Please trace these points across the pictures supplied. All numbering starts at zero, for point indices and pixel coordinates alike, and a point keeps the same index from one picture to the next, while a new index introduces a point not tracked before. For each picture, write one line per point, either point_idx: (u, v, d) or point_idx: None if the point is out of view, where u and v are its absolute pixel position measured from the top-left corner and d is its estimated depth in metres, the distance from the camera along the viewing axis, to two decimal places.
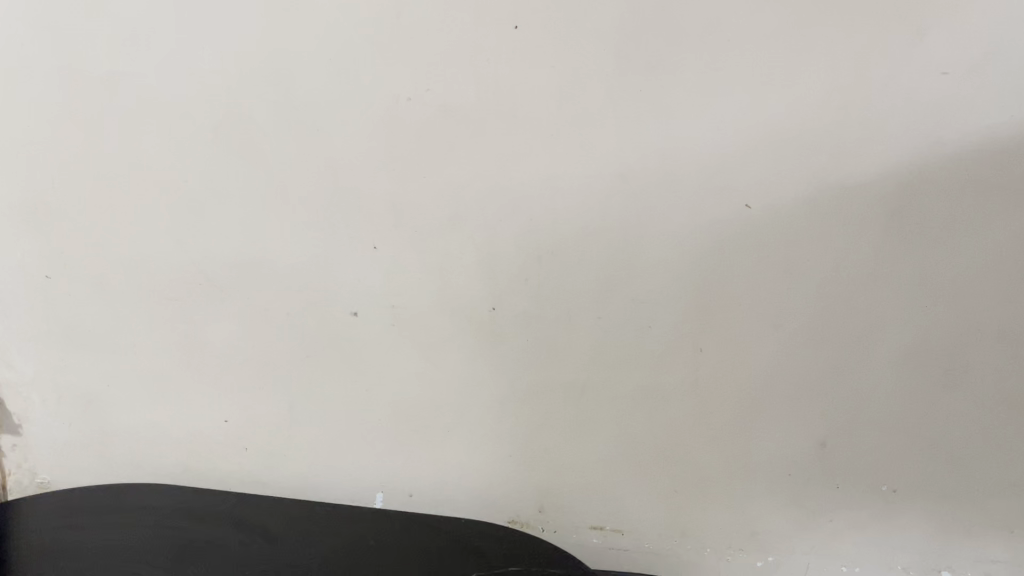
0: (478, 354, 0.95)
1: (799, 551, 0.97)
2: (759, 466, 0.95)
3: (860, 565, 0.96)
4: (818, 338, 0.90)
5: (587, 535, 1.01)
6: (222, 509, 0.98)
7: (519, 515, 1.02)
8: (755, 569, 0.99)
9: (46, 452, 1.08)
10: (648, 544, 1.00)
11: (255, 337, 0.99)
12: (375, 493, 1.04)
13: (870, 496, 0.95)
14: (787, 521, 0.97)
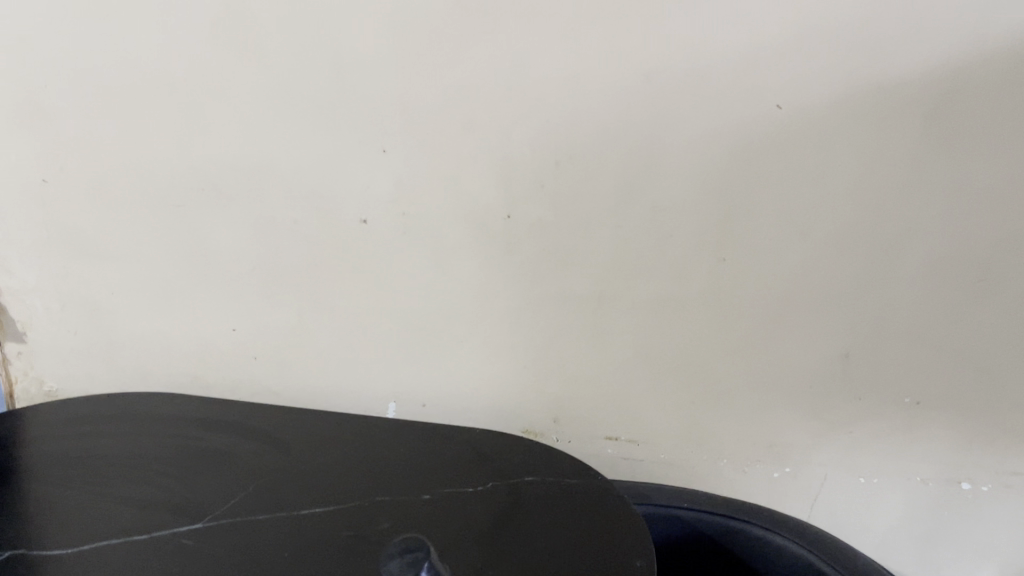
0: (492, 265, 0.91)
1: (816, 463, 0.94)
2: (780, 378, 0.91)
3: (878, 476, 0.93)
4: (847, 248, 0.84)
5: (601, 445, 1.00)
6: (231, 417, 0.96)
7: (534, 426, 1.01)
8: (772, 480, 0.97)
9: (53, 359, 1.07)
10: (664, 454, 0.99)
11: (258, 246, 0.95)
12: (387, 403, 1.03)
13: (892, 408, 0.90)
14: (806, 432, 0.93)
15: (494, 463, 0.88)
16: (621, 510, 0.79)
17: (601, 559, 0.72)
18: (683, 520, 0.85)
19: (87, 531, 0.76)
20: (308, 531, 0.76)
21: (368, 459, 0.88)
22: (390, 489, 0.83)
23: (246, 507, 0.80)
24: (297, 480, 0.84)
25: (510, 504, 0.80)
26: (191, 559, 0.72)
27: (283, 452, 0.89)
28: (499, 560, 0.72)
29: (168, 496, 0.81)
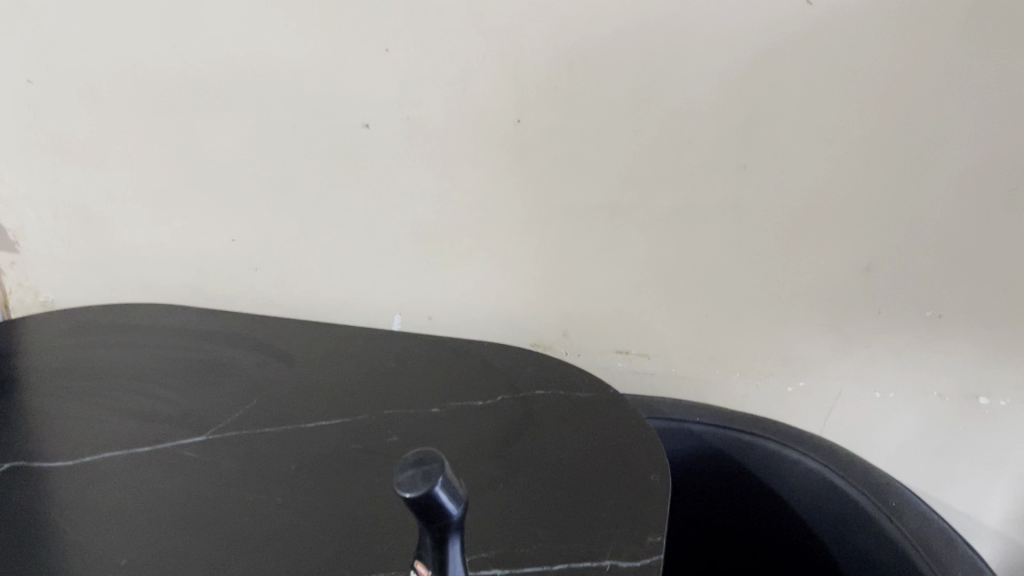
0: (501, 172, 0.87)
1: (832, 377, 0.93)
2: (798, 291, 0.89)
3: (894, 390, 0.92)
4: (875, 154, 0.80)
5: (611, 359, 0.99)
6: (233, 330, 0.94)
7: (543, 340, 0.99)
8: (785, 394, 0.95)
9: (47, 270, 1.04)
10: (676, 368, 0.97)
11: (257, 152, 0.91)
12: (392, 316, 1.01)
13: (913, 321, 0.88)
14: (823, 345, 0.91)
15: (503, 376, 0.86)
16: (634, 423, 0.78)
17: (613, 471, 0.71)
18: (696, 434, 0.83)
19: (90, 443, 0.74)
20: (315, 444, 0.75)
21: (375, 373, 0.86)
22: (399, 403, 0.81)
23: (251, 419, 0.78)
24: (304, 394, 0.82)
25: (520, 418, 0.79)
26: (197, 473, 0.70)
27: (288, 364, 0.87)
28: (511, 475, 0.71)
29: (171, 409, 0.79)
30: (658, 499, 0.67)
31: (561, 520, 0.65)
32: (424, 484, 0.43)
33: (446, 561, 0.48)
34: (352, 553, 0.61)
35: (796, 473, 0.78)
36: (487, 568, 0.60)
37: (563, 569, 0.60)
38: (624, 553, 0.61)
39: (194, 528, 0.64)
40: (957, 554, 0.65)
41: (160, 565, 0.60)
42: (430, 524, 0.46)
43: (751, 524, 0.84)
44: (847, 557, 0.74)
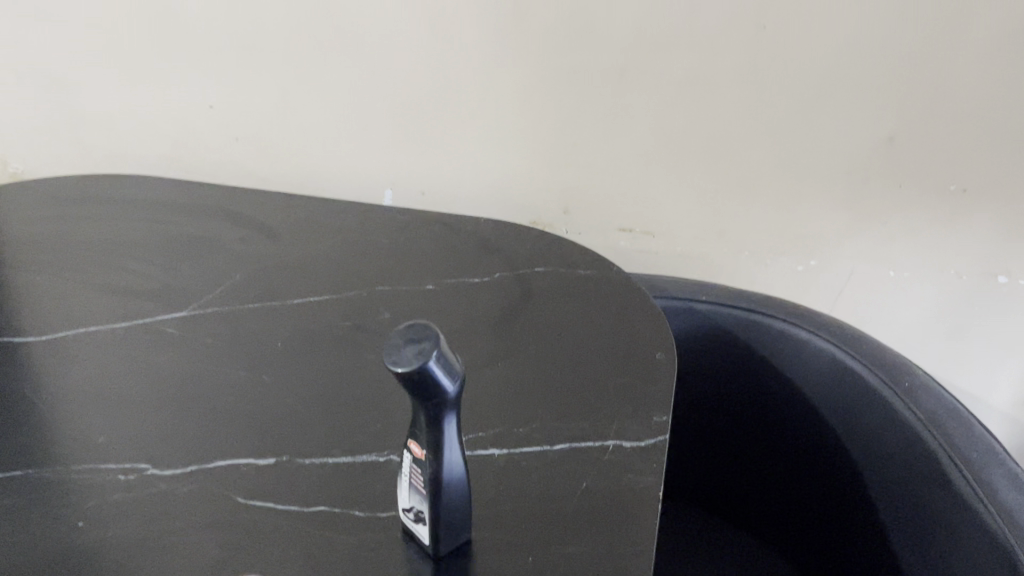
0: (498, 32, 0.80)
1: (845, 255, 0.89)
2: (815, 164, 0.83)
3: (909, 270, 0.88)
4: (910, 11, 0.72)
5: (614, 237, 0.94)
6: (215, 203, 0.88)
7: (543, 217, 0.94)
8: (794, 274, 0.91)
9: (14, 140, 0.98)
10: (681, 246, 0.93)
11: (232, 8, 0.83)
12: (383, 191, 0.96)
13: (934, 196, 0.83)
14: (837, 223, 0.87)
15: (500, 253, 0.82)
16: (638, 301, 0.74)
17: (617, 351, 0.67)
18: (701, 313, 0.80)
19: (63, 317, 0.71)
20: (303, 321, 0.71)
21: (365, 249, 0.82)
22: (391, 280, 0.77)
23: (234, 296, 0.74)
24: (290, 270, 0.78)
25: (519, 296, 0.75)
26: (179, 350, 0.67)
27: (272, 240, 0.83)
28: (508, 355, 0.67)
29: (150, 284, 0.75)
30: (664, 380, 0.64)
31: (562, 399, 0.62)
32: (418, 359, 0.39)
33: (440, 442, 0.44)
34: (343, 432, 0.58)
35: (805, 352, 0.75)
36: (485, 448, 0.58)
37: (565, 449, 0.58)
38: (628, 434, 0.59)
39: (176, 406, 0.61)
40: (970, 435, 0.63)
41: (140, 445, 0.57)
42: (424, 402, 0.42)
43: (754, 408, 0.82)
44: (851, 438, 0.72)
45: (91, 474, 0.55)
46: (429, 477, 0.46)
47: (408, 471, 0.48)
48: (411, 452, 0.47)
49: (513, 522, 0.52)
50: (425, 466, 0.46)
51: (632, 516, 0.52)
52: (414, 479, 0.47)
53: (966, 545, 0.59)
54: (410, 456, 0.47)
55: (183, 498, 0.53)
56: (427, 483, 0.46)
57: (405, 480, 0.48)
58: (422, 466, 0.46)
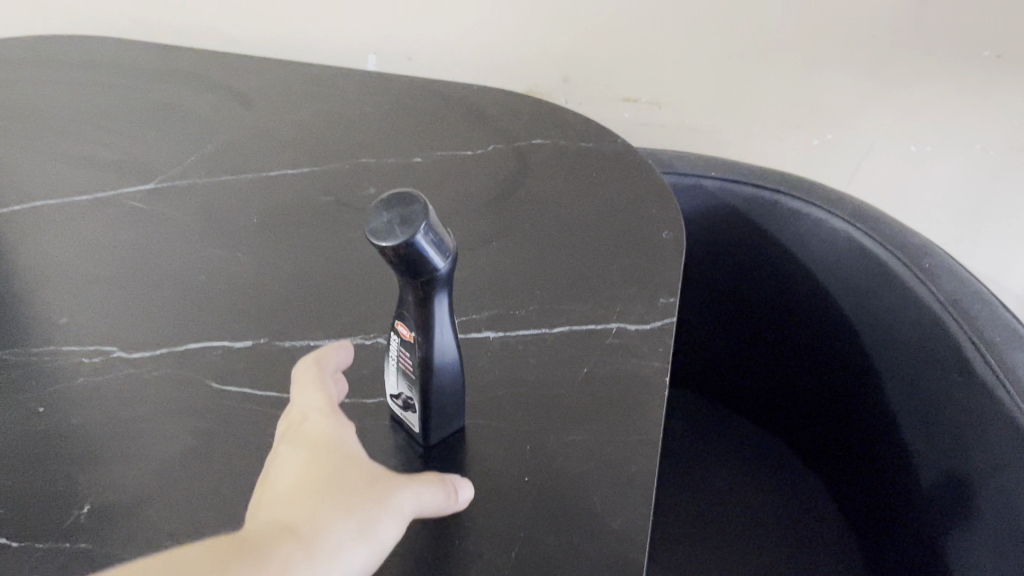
0: None
1: (864, 128, 0.83)
2: (838, 26, 0.76)
3: (932, 143, 0.82)
4: None
5: (617, 109, 0.88)
6: (182, 68, 0.81)
7: (540, 85, 0.87)
8: (809, 148, 0.86)
9: None
10: (689, 118, 0.87)
11: None
12: (366, 56, 0.88)
13: (966, 62, 0.76)
14: (858, 92, 0.80)
15: (494, 123, 0.76)
16: (644, 175, 0.69)
17: (621, 228, 0.63)
18: (709, 191, 0.75)
19: (19, 189, 0.65)
20: (281, 195, 0.65)
21: (347, 118, 0.75)
22: (375, 151, 0.71)
23: (206, 167, 0.68)
24: (266, 141, 0.72)
25: (516, 169, 0.70)
26: (146, 225, 0.61)
27: (246, 108, 0.76)
28: (503, 233, 0.63)
29: (112, 154, 0.69)
30: (672, 259, 0.59)
31: (561, 279, 0.58)
32: (404, 231, 0.35)
33: (431, 323, 0.40)
34: (324, 314, 0.54)
35: (818, 232, 0.71)
36: (479, 331, 0.54)
37: (564, 332, 0.54)
38: (632, 316, 0.55)
39: (144, 285, 0.56)
40: (994, 316, 0.59)
41: (105, 326, 0.53)
42: (411, 280, 0.38)
43: (762, 290, 0.78)
44: (864, 321, 0.68)
45: (52, 357, 0.51)
46: (419, 360, 0.42)
47: (395, 354, 0.44)
48: (398, 334, 0.43)
49: (511, 409, 0.49)
50: (414, 349, 0.42)
51: (638, 402, 0.49)
52: (402, 363, 0.43)
53: (985, 429, 0.56)
54: (397, 338, 0.43)
55: (151, 383, 0.49)
56: (416, 368, 0.42)
57: (393, 364, 0.44)
58: (410, 349, 0.42)
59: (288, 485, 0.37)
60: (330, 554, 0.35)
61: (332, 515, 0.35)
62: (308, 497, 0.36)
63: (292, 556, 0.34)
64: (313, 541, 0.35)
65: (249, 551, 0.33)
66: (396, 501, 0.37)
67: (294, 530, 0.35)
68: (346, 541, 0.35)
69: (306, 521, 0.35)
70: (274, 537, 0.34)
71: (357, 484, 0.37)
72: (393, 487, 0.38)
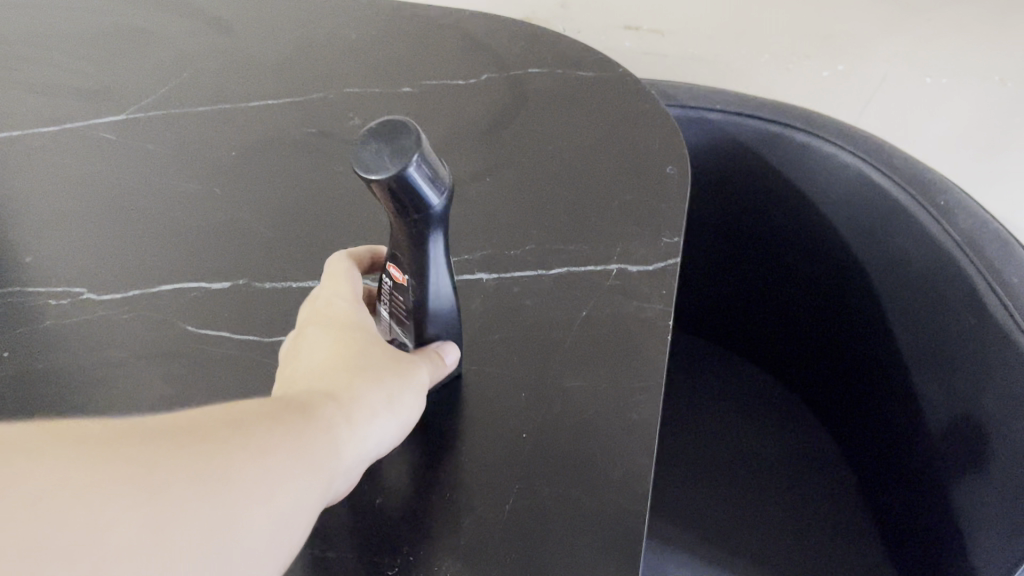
0: None
1: (877, 59, 0.78)
2: None
3: (948, 75, 0.78)
4: None
5: (619, 36, 0.84)
6: None
7: (540, 12, 0.84)
8: (818, 80, 0.82)
9: None
10: (694, 48, 0.82)
11: None
12: None
13: None
14: (872, 21, 0.75)
15: (488, 48, 0.71)
16: (647, 105, 0.65)
17: (622, 161, 0.59)
18: (714, 124, 0.71)
19: None
20: (262, 126, 0.62)
21: (333, 42, 0.71)
22: (361, 78, 0.67)
23: (182, 96, 0.64)
24: (245, 67, 0.68)
25: (511, 98, 0.66)
26: (118, 157, 0.58)
27: (225, 33, 0.72)
28: (497, 166, 0.59)
29: (82, 83, 0.65)
30: (676, 195, 0.56)
31: (559, 217, 0.55)
32: (397, 163, 0.31)
33: (426, 262, 0.37)
34: (309, 253, 0.51)
35: (829, 167, 0.67)
36: (472, 272, 0.51)
37: (561, 274, 0.51)
38: (634, 256, 0.52)
39: (116, 221, 0.53)
40: (1012, 257, 0.56)
41: (75, 265, 0.50)
42: (403, 217, 0.34)
43: (769, 228, 0.75)
44: (875, 262, 0.66)
45: (19, 298, 0.48)
46: (415, 304, 0.39)
47: (386, 298, 0.41)
48: (389, 277, 0.40)
49: (507, 354, 0.46)
50: (408, 292, 0.39)
51: (640, 348, 0.46)
52: (395, 309, 0.41)
53: (997, 374, 0.53)
54: (388, 282, 0.40)
55: (124, 325, 0.46)
56: (413, 312, 0.40)
57: (384, 310, 0.41)
58: (404, 293, 0.39)
59: (319, 360, 0.36)
60: (365, 423, 0.34)
61: (367, 386, 0.35)
62: (344, 369, 0.35)
63: (336, 418, 0.33)
64: (353, 407, 0.34)
65: (295, 406, 0.32)
66: (416, 382, 0.37)
67: (332, 395, 0.34)
68: (380, 412, 0.35)
69: (344, 388, 0.34)
70: (318, 401, 0.33)
71: (385, 360, 0.37)
72: (414, 369, 0.38)
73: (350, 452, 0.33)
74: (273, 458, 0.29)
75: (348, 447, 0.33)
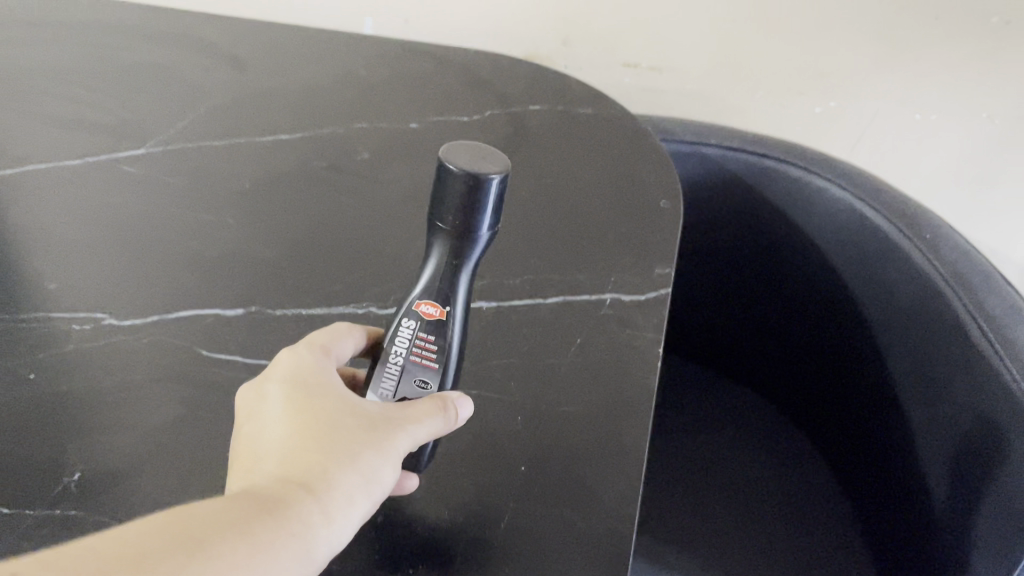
0: None
1: (868, 95, 0.81)
2: None
3: (937, 113, 0.81)
4: None
5: (618, 74, 0.86)
6: (174, 30, 0.80)
7: (539, 49, 0.85)
8: (812, 117, 0.84)
9: None
10: (691, 85, 0.85)
11: None
12: (362, 19, 0.86)
13: (973, 24, 0.75)
14: (863, 57, 0.79)
15: (491, 87, 0.74)
16: (642, 145, 0.68)
17: (619, 197, 0.62)
18: (710, 159, 0.74)
19: (9, 150, 0.63)
20: (274, 161, 0.64)
21: (343, 82, 0.74)
22: (370, 114, 0.70)
23: (199, 131, 0.67)
24: (259, 106, 0.71)
25: (512, 133, 0.69)
26: (138, 189, 0.61)
27: (239, 71, 0.75)
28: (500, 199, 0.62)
29: (103, 117, 0.68)
30: (670, 227, 0.59)
31: (557, 248, 0.57)
32: (496, 167, 0.38)
33: (457, 286, 0.41)
34: (317, 282, 0.54)
35: (822, 201, 0.70)
36: (473, 301, 0.53)
37: (558, 303, 0.53)
38: (628, 286, 0.54)
39: (135, 251, 0.55)
40: (996, 287, 0.58)
41: (96, 291, 0.52)
42: (463, 230, 0.39)
43: (765, 262, 0.77)
44: (866, 291, 0.68)
45: (42, 322, 0.50)
46: (448, 339, 0.40)
47: (402, 348, 0.40)
48: (415, 318, 0.40)
49: (505, 381, 0.48)
50: (444, 327, 0.40)
51: (633, 375, 0.48)
52: (416, 355, 0.40)
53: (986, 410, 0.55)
54: (411, 326, 0.40)
55: (142, 350, 0.49)
56: (445, 346, 0.40)
57: (398, 362, 0.40)
58: (436, 330, 0.40)
59: (286, 443, 0.35)
60: (341, 511, 0.34)
61: (343, 469, 0.34)
62: (317, 454, 0.35)
63: (310, 513, 0.33)
64: (329, 497, 0.34)
65: (264, 505, 0.32)
66: (400, 449, 0.36)
67: (305, 485, 0.34)
68: (358, 495, 0.35)
69: (318, 476, 0.34)
70: (290, 498, 0.33)
71: (365, 434, 0.36)
72: (398, 433, 0.37)
73: (323, 545, 0.33)
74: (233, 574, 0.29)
75: (323, 542, 0.33)
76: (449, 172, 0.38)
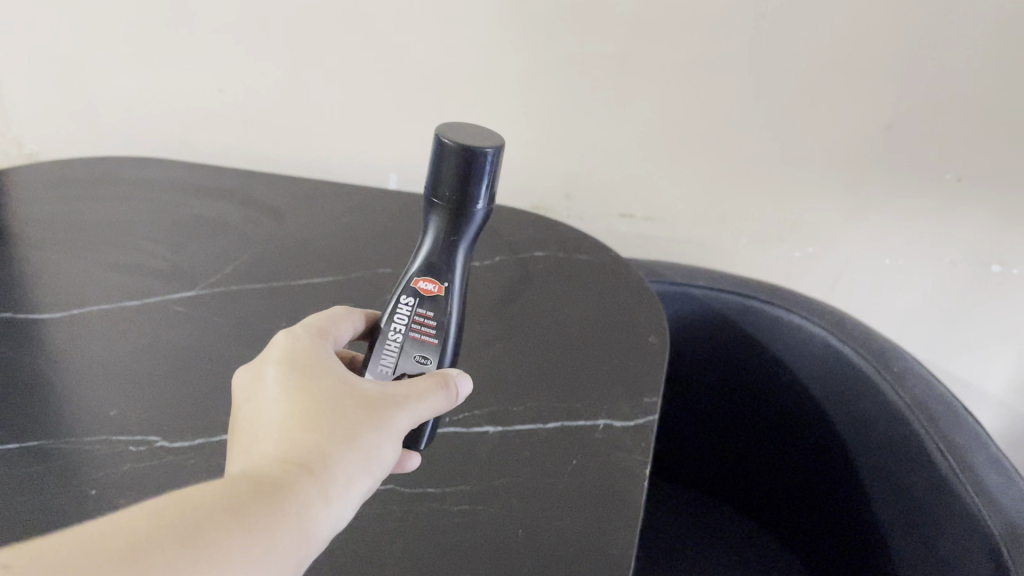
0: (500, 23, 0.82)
1: (843, 242, 0.90)
2: (818, 149, 0.85)
3: (905, 258, 0.90)
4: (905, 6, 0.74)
5: (615, 223, 0.95)
6: (225, 187, 0.91)
7: (544, 201, 0.95)
8: (793, 261, 0.93)
9: (23, 124, 0.97)
10: (682, 232, 0.94)
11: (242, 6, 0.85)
12: (388, 174, 0.97)
13: (931, 182, 0.85)
14: (837, 209, 0.88)
15: (500, 236, 0.83)
16: (634, 289, 0.76)
17: (614, 335, 0.69)
18: (697, 299, 0.81)
19: (76, 295, 0.71)
20: (308, 302, 0.73)
21: (370, 234, 0.84)
22: (393, 262, 0.79)
23: (244, 277, 0.76)
24: (295, 254, 0.80)
25: (517, 277, 0.77)
26: (187, 327, 0.69)
27: (281, 223, 0.85)
28: (506, 334, 0.69)
29: (159, 266, 0.77)
30: (659, 362, 0.66)
31: (556, 378, 0.64)
32: (487, 144, 0.48)
33: (452, 258, 0.51)
34: None
35: (800, 337, 0.77)
36: (481, 425, 0.60)
37: (556, 428, 0.59)
38: (619, 412, 0.61)
39: (184, 383, 0.63)
40: (959, 423, 0.64)
41: (150, 417, 0.59)
42: (458, 204, 0.50)
43: (750, 393, 0.83)
44: (843, 417, 0.74)
45: (102, 444, 0.56)
46: (443, 310, 0.50)
47: (403, 323, 0.50)
48: (415, 295, 0.50)
49: (508, 494, 0.54)
50: (440, 300, 0.50)
51: (621, 489, 0.54)
52: (415, 330, 0.50)
53: (960, 535, 0.59)
54: (411, 300, 0.50)
55: (189, 468, 0.55)
56: (440, 317, 0.50)
57: (397, 338, 0.49)
58: (432, 301, 0.50)
59: (288, 421, 0.41)
60: (337, 488, 0.39)
61: (340, 448, 0.40)
62: (315, 432, 0.40)
63: (308, 489, 0.37)
64: (325, 476, 0.38)
65: (268, 483, 0.37)
66: (394, 424, 0.43)
67: (305, 464, 0.38)
68: (355, 472, 0.40)
69: (316, 456, 0.39)
70: (290, 472, 0.38)
71: (360, 414, 0.42)
72: (392, 412, 0.43)
73: (322, 521, 0.38)
74: (258, 538, 0.34)
75: (320, 515, 0.37)
76: (445, 147, 0.48)
